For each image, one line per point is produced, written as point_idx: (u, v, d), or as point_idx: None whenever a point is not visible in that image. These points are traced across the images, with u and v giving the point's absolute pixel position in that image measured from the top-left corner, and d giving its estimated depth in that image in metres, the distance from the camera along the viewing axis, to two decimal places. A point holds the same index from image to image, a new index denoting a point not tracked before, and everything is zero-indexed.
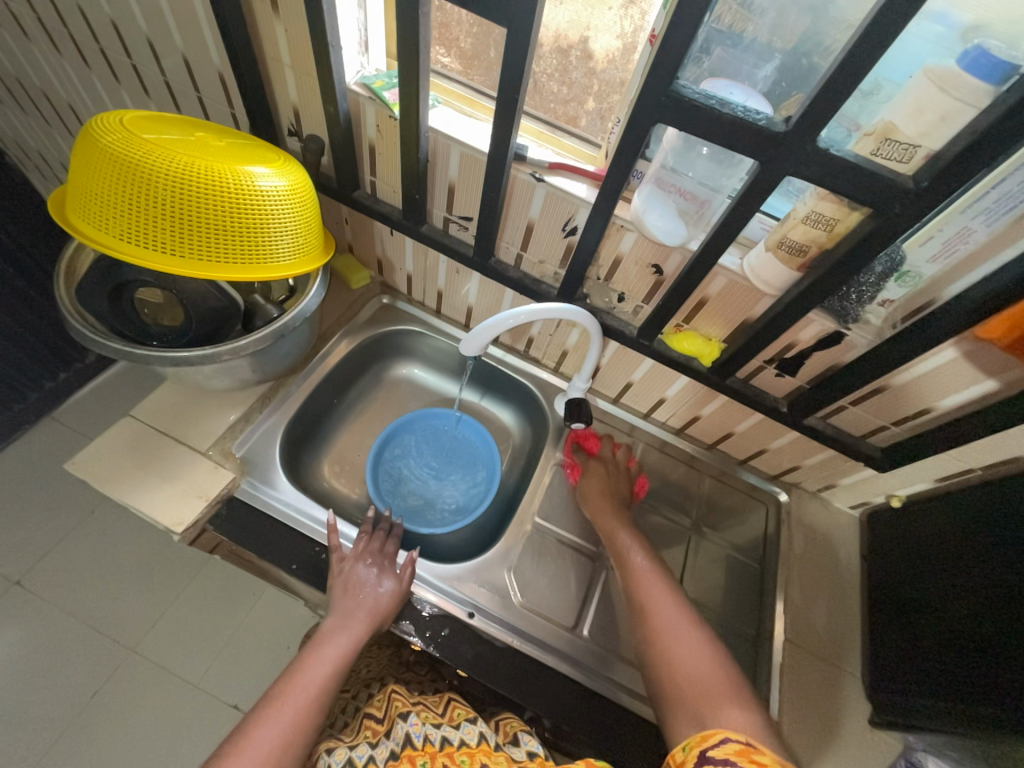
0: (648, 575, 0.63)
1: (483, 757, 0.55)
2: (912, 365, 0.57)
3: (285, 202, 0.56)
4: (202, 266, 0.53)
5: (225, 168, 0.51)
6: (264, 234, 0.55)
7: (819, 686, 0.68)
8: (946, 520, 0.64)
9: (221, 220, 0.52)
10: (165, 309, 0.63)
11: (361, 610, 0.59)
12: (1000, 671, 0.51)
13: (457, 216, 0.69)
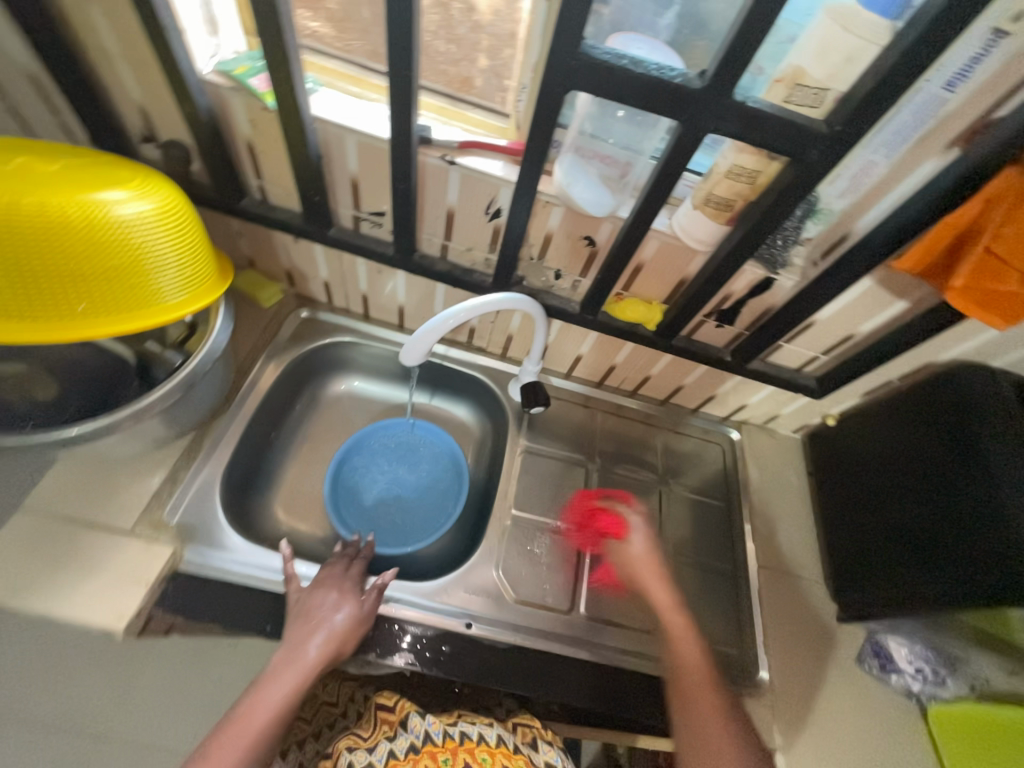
0: (684, 637, 0.61)
1: (504, 758, 0.54)
2: (833, 300, 0.60)
3: (159, 229, 0.47)
4: (67, 324, 0.44)
5: (67, 201, 0.42)
6: (139, 272, 0.46)
7: (790, 598, 0.75)
8: (876, 430, 0.71)
9: (78, 266, 0.43)
10: (40, 383, 0.56)
11: (318, 633, 0.54)
12: (940, 553, 0.59)
13: (367, 212, 0.62)
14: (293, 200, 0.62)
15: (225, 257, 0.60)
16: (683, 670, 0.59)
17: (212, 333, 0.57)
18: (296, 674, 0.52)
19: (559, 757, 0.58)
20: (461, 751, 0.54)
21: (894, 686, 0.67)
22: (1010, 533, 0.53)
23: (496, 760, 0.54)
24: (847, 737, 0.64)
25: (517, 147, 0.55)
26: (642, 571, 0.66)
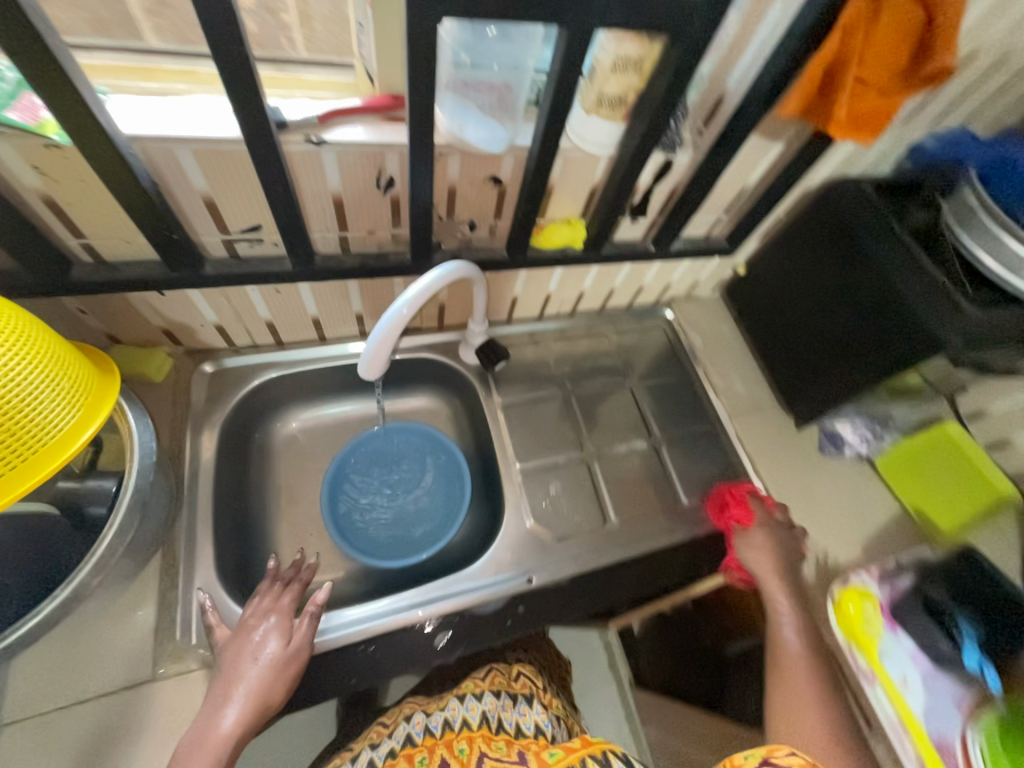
0: (813, 664, 0.57)
1: (483, 740, 0.52)
2: (729, 163, 0.64)
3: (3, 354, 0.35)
4: None
5: None
6: (13, 421, 0.37)
7: (762, 427, 0.86)
8: (780, 262, 0.83)
9: None
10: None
11: (236, 689, 0.46)
12: (857, 341, 0.71)
13: (240, 231, 0.52)
14: (141, 249, 0.51)
15: (99, 355, 0.49)
16: (801, 694, 0.54)
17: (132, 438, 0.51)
18: (208, 749, 0.43)
19: (549, 721, 0.58)
20: (438, 745, 0.52)
21: (848, 456, 0.83)
22: (891, 296, 0.65)
23: (474, 744, 0.51)
24: (834, 509, 0.79)
25: (382, 101, 0.48)
26: (764, 576, 0.66)
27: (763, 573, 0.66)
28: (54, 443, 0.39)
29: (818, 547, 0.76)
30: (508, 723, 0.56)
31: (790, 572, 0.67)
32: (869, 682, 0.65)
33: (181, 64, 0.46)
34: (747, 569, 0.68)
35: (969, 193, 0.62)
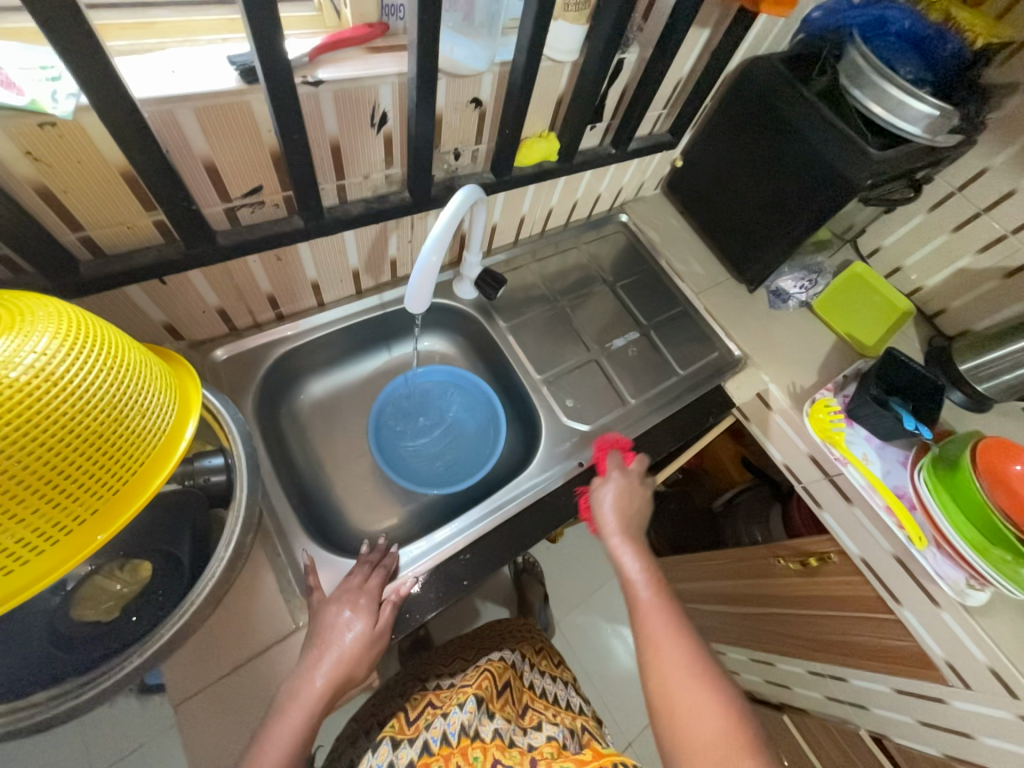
0: (650, 595, 0.59)
1: (497, 749, 0.56)
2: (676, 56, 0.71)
3: (112, 347, 0.36)
4: (123, 500, 0.36)
5: (16, 376, 0.30)
6: (144, 404, 0.37)
7: (722, 297, 0.99)
8: (714, 148, 0.93)
9: (96, 435, 0.33)
10: (104, 598, 0.49)
11: (331, 651, 0.51)
12: (790, 203, 0.83)
13: (243, 195, 0.51)
14: (144, 232, 0.49)
15: (175, 360, 0.48)
16: (658, 637, 0.55)
17: (226, 420, 0.54)
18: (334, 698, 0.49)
19: (557, 734, 0.61)
20: (453, 754, 0.55)
21: (792, 306, 0.99)
22: (813, 155, 0.76)
23: (488, 754, 0.55)
24: (791, 349, 0.96)
25: (365, 31, 0.49)
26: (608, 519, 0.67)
27: (607, 523, 0.66)
28: (163, 448, 0.38)
29: (787, 379, 0.92)
30: (519, 741, 0.59)
31: (632, 516, 0.69)
32: (843, 464, 0.84)
33: (136, 16, 0.43)
34: (598, 511, 0.68)
35: (857, 54, 0.72)
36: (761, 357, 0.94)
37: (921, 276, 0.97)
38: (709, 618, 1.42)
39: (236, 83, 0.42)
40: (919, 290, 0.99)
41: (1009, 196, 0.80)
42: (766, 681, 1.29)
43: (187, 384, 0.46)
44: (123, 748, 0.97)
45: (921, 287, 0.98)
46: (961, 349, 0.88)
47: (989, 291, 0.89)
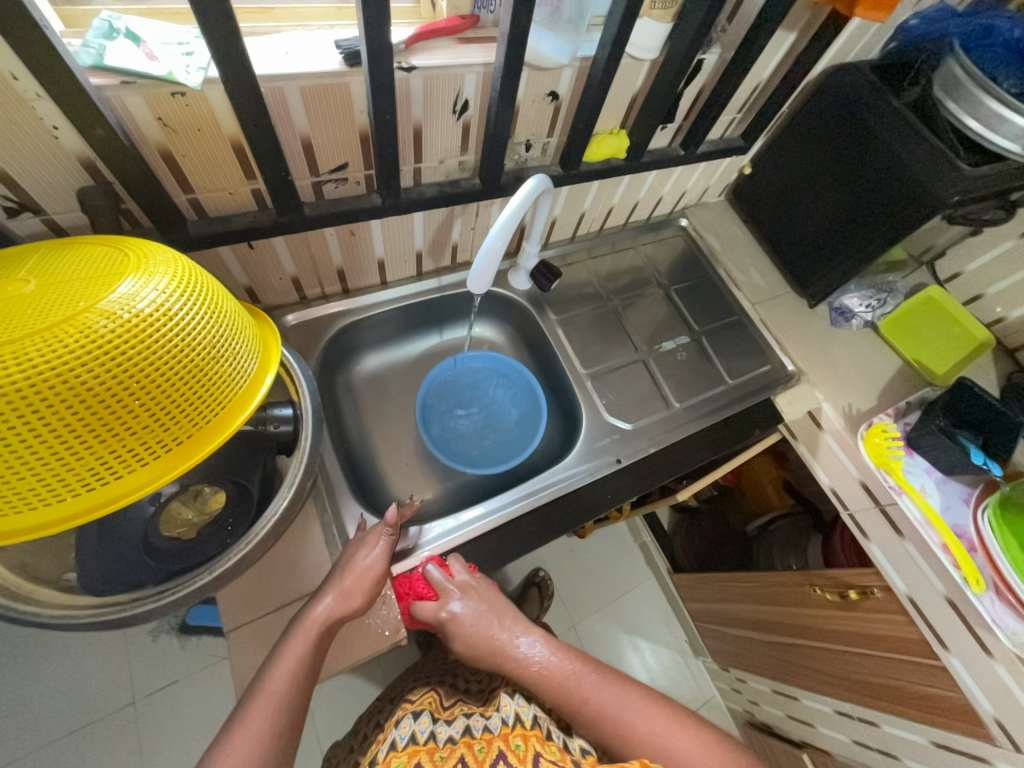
0: (579, 677, 0.55)
1: (537, 738, 0.55)
2: (758, 61, 0.70)
3: (214, 294, 0.41)
4: (208, 432, 0.39)
5: (139, 309, 0.34)
6: (232, 349, 0.41)
7: (781, 310, 0.96)
8: (787, 157, 0.90)
9: (193, 369, 0.37)
10: (176, 523, 0.54)
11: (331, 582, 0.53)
12: (865, 217, 0.80)
13: (330, 171, 0.56)
14: (243, 198, 0.54)
15: (258, 316, 0.53)
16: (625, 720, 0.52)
17: (296, 375, 0.58)
18: None
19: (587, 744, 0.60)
20: (495, 739, 0.54)
21: (855, 326, 0.95)
22: (897, 166, 0.73)
23: (529, 742, 0.54)
24: (851, 370, 0.91)
25: (458, 22, 0.51)
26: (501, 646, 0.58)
27: (500, 653, 0.57)
28: (246, 391, 0.42)
29: (843, 400, 0.88)
30: (554, 737, 0.57)
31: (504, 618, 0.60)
32: (897, 493, 0.80)
33: (257, 2, 0.47)
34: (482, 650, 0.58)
35: (954, 64, 0.69)
36: (817, 375, 0.90)
37: (1005, 306, 0.91)
38: (732, 643, 1.37)
39: (339, 66, 0.46)
40: (1000, 320, 0.92)
41: None
42: (788, 716, 1.23)
43: (268, 340, 0.50)
44: (163, 678, 1.06)
45: (1004, 317, 0.92)
46: None
47: None
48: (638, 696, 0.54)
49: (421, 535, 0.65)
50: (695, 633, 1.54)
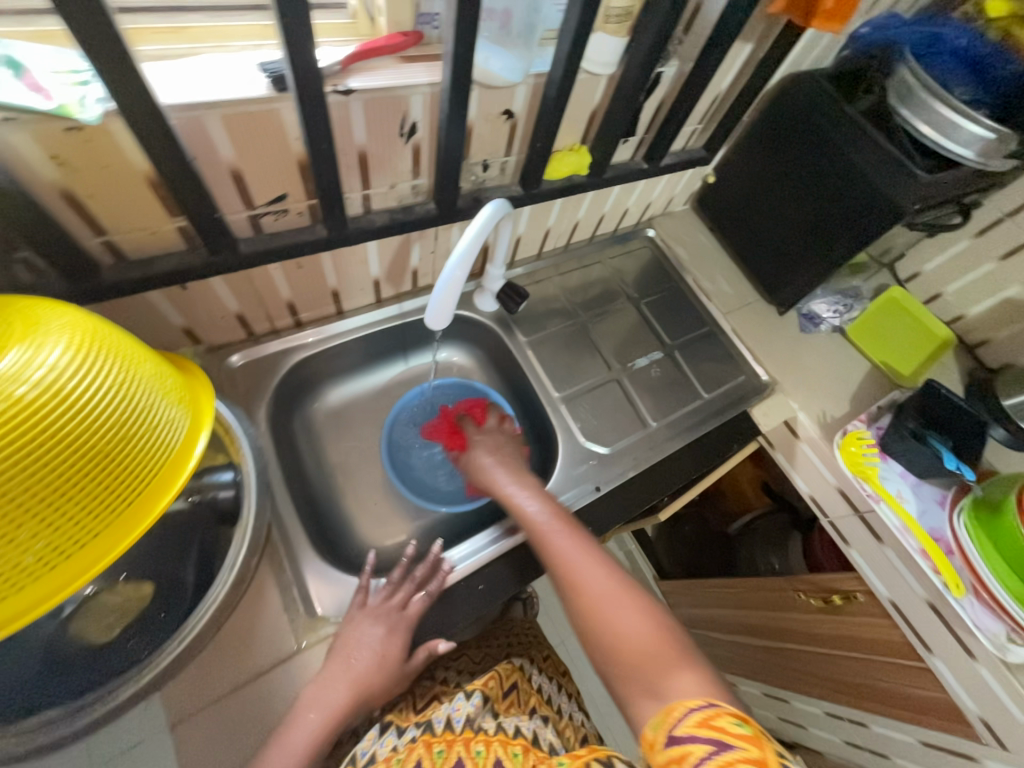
0: (556, 528, 0.59)
1: (503, 741, 0.50)
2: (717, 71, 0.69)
3: (123, 360, 0.35)
4: (126, 519, 0.35)
5: (24, 395, 0.29)
6: (150, 421, 0.36)
7: (751, 318, 0.96)
8: (748, 165, 0.90)
9: (100, 453, 0.32)
10: (106, 615, 0.52)
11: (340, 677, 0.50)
12: (827, 226, 0.80)
13: (267, 204, 0.51)
14: (166, 237, 0.48)
15: (186, 366, 0.48)
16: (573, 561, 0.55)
17: (234, 437, 0.58)
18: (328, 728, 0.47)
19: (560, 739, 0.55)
20: (455, 742, 0.49)
21: (824, 331, 0.95)
22: (857, 175, 0.73)
23: (491, 749, 0.49)
24: (822, 377, 0.91)
25: (400, 39, 0.47)
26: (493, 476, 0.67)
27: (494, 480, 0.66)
28: (171, 465, 0.37)
29: (817, 408, 0.88)
30: (525, 734, 0.53)
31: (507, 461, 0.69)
32: (875, 501, 0.80)
33: (169, 21, 0.42)
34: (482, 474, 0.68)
35: (907, 72, 0.69)
36: (789, 384, 0.90)
37: (964, 305, 0.92)
38: (719, 647, 1.36)
39: (267, 90, 0.41)
40: (960, 318, 0.94)
41: None
42: (780, 718, 1.23)
43: (199, 393, 0.45)
44: None
45: (962, 315, 0.93)
46: (1004, 382, 0.83)
47: None
48: (596, 553, 0.56)
49: (450, 574, 0.60)
50: None
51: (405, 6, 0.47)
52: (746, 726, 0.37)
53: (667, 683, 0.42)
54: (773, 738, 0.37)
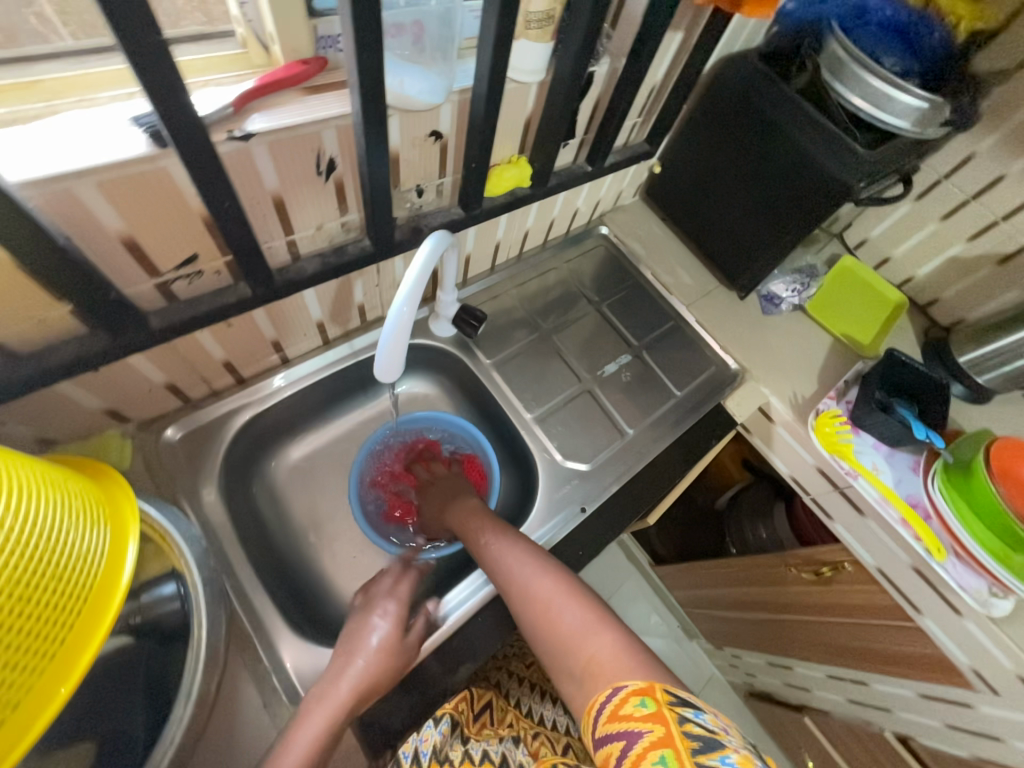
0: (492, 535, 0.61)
1: None
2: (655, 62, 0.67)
3: (26, 502, 0.31)
4: (47, 676, 0.32)
5: None
6: (64, 566, 0.33)
7: (713, 307, 0.95)
8: (693, 151, 0.88)
9: (10, 621, 0.29)
10: None
11: (348, 668, 0.51)
12: (777, 209, 0.79)
13: (175, 268, 0.45)
14: (59, 324, 0.42)
15: (99, 471, 0.42)
16: (508, 562, 0.58)
17: (174, 538, 0.48)
18: None
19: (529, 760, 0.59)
20: None
21: (785, 310, 0.95)
22: (800, 157, 0.72)
23: None
24: (789, 358, 0.91)
25: (299, 68, 0.42)
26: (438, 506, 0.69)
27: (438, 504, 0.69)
28: (95, 605, 0.35)
29: (788, 390, 0.88)
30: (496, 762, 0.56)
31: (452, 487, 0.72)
32: (852, 477, 0.81)
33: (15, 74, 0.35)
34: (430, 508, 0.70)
35: (837, 45, 0.68)
36: (758, 369, 0.89)
37: (912, 267, 0.94)
38: (720, 624, 1.39)
39: (146, 147, 0.36)
40: (910, 280, 0.95)
41: (997, 182, 0.77)
42: (784, 684, 1.26)
43: (118, 498, 0.40)
44: None
45: (912, 277, 0.94)
46: (959, 339, 0.85)
47: (984, 278, 0.85)
48: (527, 548, 0.59)
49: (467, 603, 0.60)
50: (686, 618, 1.55)
51: (303, 27, 0.41)
52: (649, 703, 0.41)
53: (587, 659, 0.47)
54: (675, 696, 0.41)
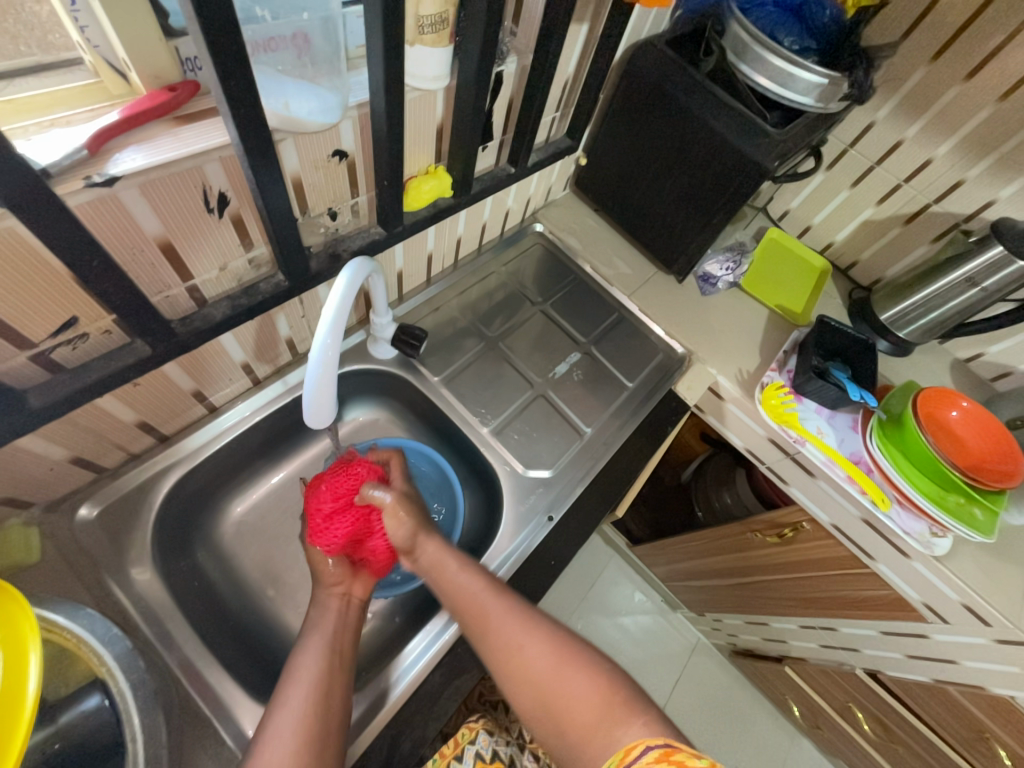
0: (490, 602, 0.55)
1: None
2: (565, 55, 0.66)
3: None
4: None
5: None
6: None
7: (654, 294, 0.96)
8: (615, 140, 0.87)
9: None
10: None
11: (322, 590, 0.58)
12: (701, 194, 0.80)
13: (49, 335, 0.40)
14: None
15: None
16: (512, 639, 0.52)
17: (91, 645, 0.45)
18: None
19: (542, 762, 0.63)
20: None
21: (722, 288, 0.97)
22: (717, 143, 0.73)
23: None
24: (731, 335, 0.93)
25: (162, 95, 0.37)
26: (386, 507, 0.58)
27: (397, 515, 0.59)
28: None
29: (734, 367, 0.90)
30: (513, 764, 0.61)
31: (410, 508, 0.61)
32: (801, 443, 0.84)
33: None
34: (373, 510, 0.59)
35: (738, 27, 0.69)
36: (705, 350, 0.91)
37: (831, 234, 0.97)
38: (699, 594, 1.44)
39: None
40: (830, 246, 0.99)
41: (897, 146, 0.81)
42: (764, 639, 1.31)
43: (10, 613, 0.38)
44: None
45: (832, 242, 0.98)
46: (880, 297, 0.88)
47: (894, 238, 0.90)
48: (536, 619, 0.54)
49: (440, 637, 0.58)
50: (668, 592, 1.60)
51: (161, 49, 0.36)
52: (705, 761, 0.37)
53: (619, 742, 0.44)
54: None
